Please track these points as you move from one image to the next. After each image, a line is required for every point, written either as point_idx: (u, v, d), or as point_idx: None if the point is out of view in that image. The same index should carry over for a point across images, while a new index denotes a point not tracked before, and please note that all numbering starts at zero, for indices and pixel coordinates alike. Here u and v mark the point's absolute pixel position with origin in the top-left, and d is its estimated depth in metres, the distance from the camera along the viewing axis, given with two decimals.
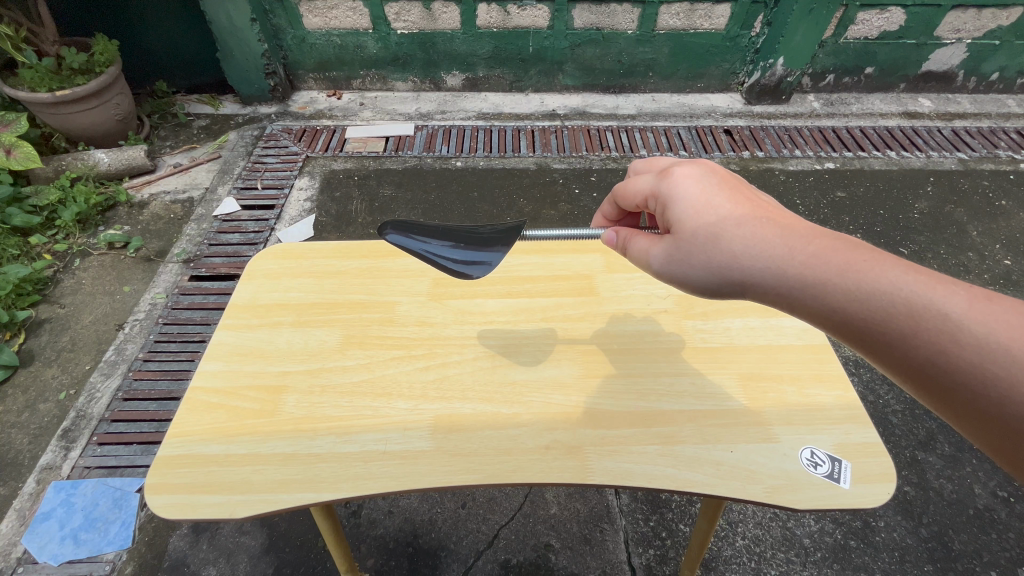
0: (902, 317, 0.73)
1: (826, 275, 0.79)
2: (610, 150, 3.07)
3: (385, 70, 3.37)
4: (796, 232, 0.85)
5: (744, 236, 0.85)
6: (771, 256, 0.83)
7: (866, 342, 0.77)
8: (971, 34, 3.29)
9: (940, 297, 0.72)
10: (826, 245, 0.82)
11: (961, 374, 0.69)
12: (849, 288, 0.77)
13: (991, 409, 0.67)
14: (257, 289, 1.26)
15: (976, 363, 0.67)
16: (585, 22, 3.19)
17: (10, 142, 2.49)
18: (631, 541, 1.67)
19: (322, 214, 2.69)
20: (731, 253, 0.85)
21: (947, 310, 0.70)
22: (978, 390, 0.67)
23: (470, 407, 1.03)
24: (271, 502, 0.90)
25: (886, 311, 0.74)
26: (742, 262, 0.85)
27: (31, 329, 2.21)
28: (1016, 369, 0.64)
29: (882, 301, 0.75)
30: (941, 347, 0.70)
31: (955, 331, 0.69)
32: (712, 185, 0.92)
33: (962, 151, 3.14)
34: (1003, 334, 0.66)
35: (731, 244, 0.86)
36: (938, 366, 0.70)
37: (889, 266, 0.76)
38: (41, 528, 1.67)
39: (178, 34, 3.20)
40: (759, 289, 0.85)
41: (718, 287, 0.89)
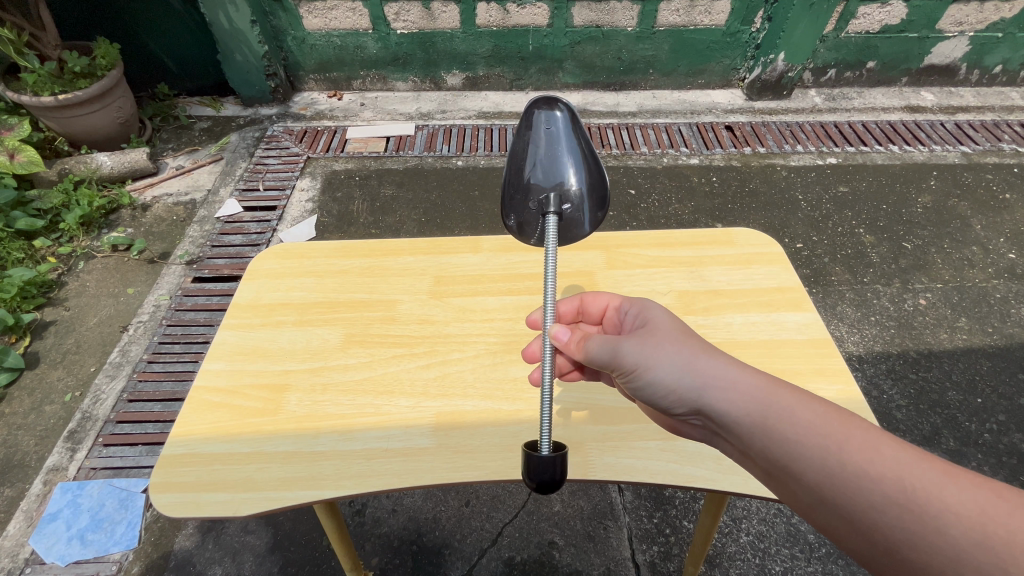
0: (830, 436, 0.73)
1: (767, 388, 0.79)
2: (610, 147, 3.07)
3: (385, 70, 3.38)
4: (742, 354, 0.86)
5: (701, 343, 0.85)
6: (723, 364, 0.83)
7: (795, 457, 0.74)
8: (973, 26, 3.26)
9: (883, 439, 0.70)
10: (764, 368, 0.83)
11: (881, 491, 0.67)
12: (785, 403, 0.77)
13: (913, 535, 0.65)
14: (258, 289, 1.27)
15: (898, 480, 0.67)
16: (584, 19, 3.17)
17: (14, 146, 2.51)
18: (635, 538, 1.67)
19: (324, 214, 2.70)
20: (690, 353, 0.84)
21: (869, 434, 0.71)
22: (898, 508, 0.66)
23: (471, 404, 1.04)
24: (275, 499, 0.90)
25: (832, 445, 0.72)
26: (697, 364, 0.82)
27: (37, 332, 2.22)
28: (930, 490, 0.65)
29: (813, 419, 0.75)
30: (866, 466, 0.69)
31: (876, 454, 0.69)
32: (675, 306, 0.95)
33: (966, 144, 3.12)
34: (943, 482, 0.65)
35: (687, 346, 0.85)
36: (866, 483, 0.69)
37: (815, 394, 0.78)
38: (48, 529, 1.68)
39: (177, 35, 3.20)
40: (713, 400, 0.80)
41: (674, 390, 0.84)
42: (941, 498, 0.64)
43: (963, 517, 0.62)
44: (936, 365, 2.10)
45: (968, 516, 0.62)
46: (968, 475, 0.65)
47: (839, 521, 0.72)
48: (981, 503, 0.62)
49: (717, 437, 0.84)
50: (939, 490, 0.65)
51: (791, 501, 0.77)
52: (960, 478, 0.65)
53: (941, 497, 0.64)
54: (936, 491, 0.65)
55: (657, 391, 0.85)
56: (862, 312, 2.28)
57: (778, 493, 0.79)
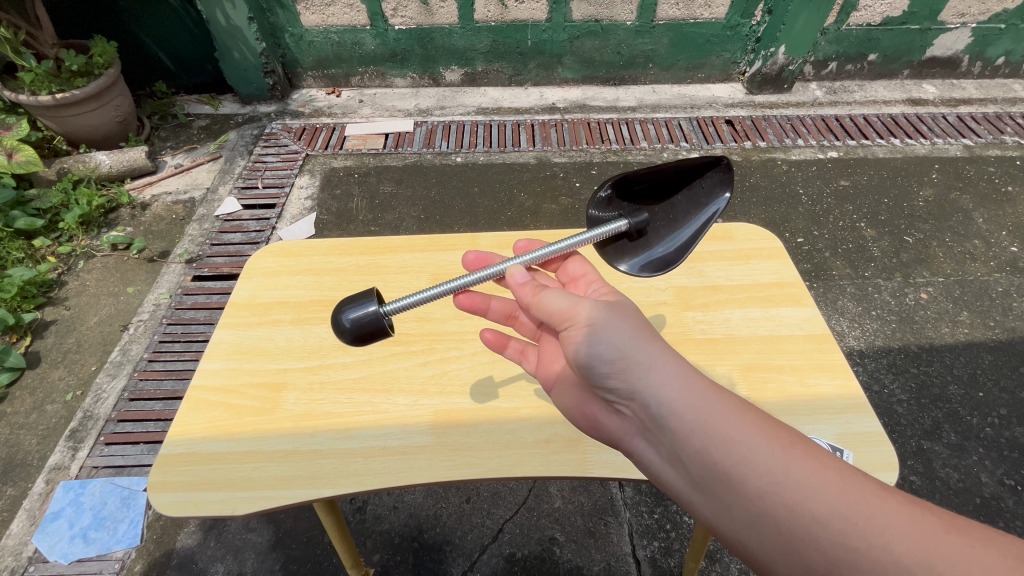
0: (775, 442, 0.69)
1: (713, 389, 0.75)
2: (610, 143, 3.05)
3: (384, 66, 3.36)
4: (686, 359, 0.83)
5: (653, 333, 0.81)
6: (673, 357, 0.78)
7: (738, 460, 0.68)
8: (975, 18, 3.23)
9: (824, 454, 0.69)
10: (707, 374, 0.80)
11: (822, 503, 0.64)
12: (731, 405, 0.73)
13: (854, 551, 0.61)
14: (256, 287, 1.27)
15: (838, 492, 0.64)
16: (584, 14, 3.15)
17: (12, 146, 2.50)
18: (635, 534, 1.67)
19: (323, 212, 2.69)
20: (643, 337, 0.80)
21: (810, 447, 0.69)
22: (838, 520, 0.63)
23: (470, 402, 1.03)
24: (273, 498, 0.90)
25: (776, 448, 0.68)
26: (649, 350, 0.78)
27: (37, 331, 2.23)
28: (870, 502, 0.63)
29: (760, 424, 0.71)
30: (809, 475, 0.66)
31: (819, 465, 0.67)
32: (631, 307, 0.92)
33: (968, 137, 3.10)
34: (882, 499, 0.64)
35: (642, 332, 0.80)
36: (807, 493, 0.65)
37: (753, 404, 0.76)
38: (51, 528, 1.68)
39: (174, 33, 3.18)
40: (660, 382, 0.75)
41: (620, 369, 0.77)
42: (881, 514, 0.62)
43: (902, 534, 0.60)
44: (938, 359, 2.09)
45: (908, 535, 0.60)
46: (902, 495, 0.65)
47: (769, 538, 0.66)
48: (919, 520, 0.61)
49: (647, 435, 0.77)
50: (881, 506, 0.63)
51: (718, 519, 0.70)
52: (893, 497, 0.64)
53: (881, 511, 0.63)
54: (875, 508, 0.63)
55: (601, 368, 0.79)
56: (863, 307, 2.27)
57: (703, 508, 0.72)
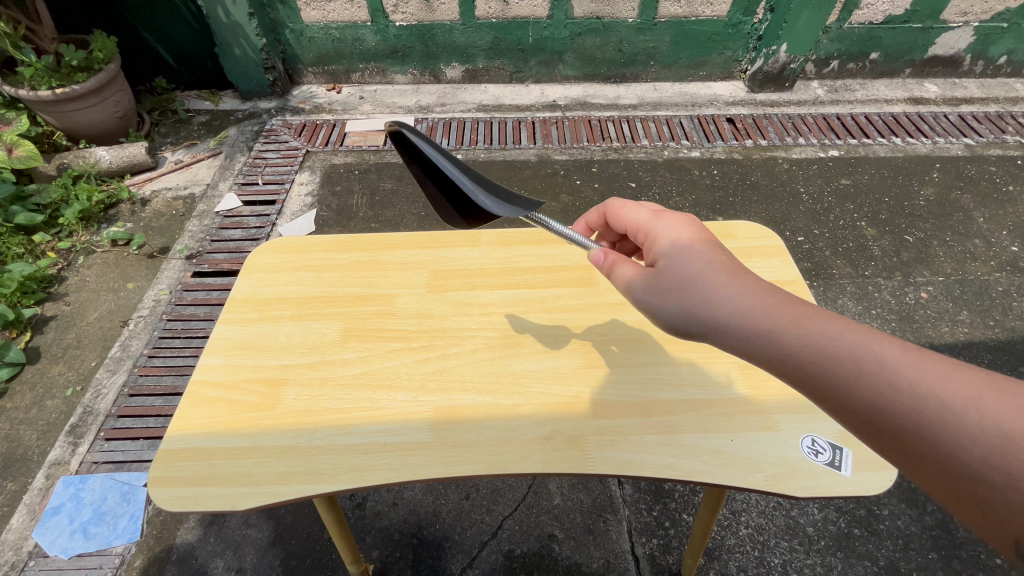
0: (854, 358, 0.71)
1: (789, 322, 0.77)
2: (611, 141, 3.05)
3: (384, 63, 3.36)
4: (764, 285, 0.83)
5: (716, 280, 0.83)
6: (735, 304, 0.81)
7: (812, 392, 0.75)
8: (978, 16, 3.22)
9: (910, 358, 0.68)
10: (786, 300, 0.81)
11: (896, 418, 0.67)
12: (801, 338, 0.76)
13: (943, 453, 0.63)
14: (256, 283, 1.27)
15: (913, 406, 0.66)
16: (585, 11, 3.14)
17: (12, 141, 2.49)
18: (634, 531, 1.67)
19: (324, 209, 2.69)
20: (706, 286, 0.83)
21: (895, 353, 0.69)
22: (915, 432, 0.65)
23: (470, 399, 1.03)
24: (273, 494, 0.90)
25: (854, 365, 0.71)
26: (710, 307, 0.82)
27: (37, 326, 2.23)
28: (950, 411, 0.63)
29: (836, 344, 0.73)
30: (882, 393, 0.68)
31: (903, 374, 0.67)
32: (699, 237, 0.90)
33: (969, 137, 3.09)
34: (975, 396, 0.62)
35: (704, 279, 0.83)
36: (881, 413, 0.68)
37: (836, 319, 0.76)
38: (51, 523, 1.69)
39: (174, 28, 3.16)
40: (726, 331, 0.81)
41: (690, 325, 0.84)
42: (974, 413, 0.62)
43: (991, 430, 0.60)
44: None
45: (999, 429, 0.60)
46: (1002, 388, 0.62)
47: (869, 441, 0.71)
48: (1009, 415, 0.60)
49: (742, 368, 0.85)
50: (961, 414, 0.62)
51: None
52: (989, 394, 0.62)
53: (961, 417, 0.62)
54: (966, 407, 0.62)
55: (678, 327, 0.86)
56: (863, 306, 2.27)
57: None
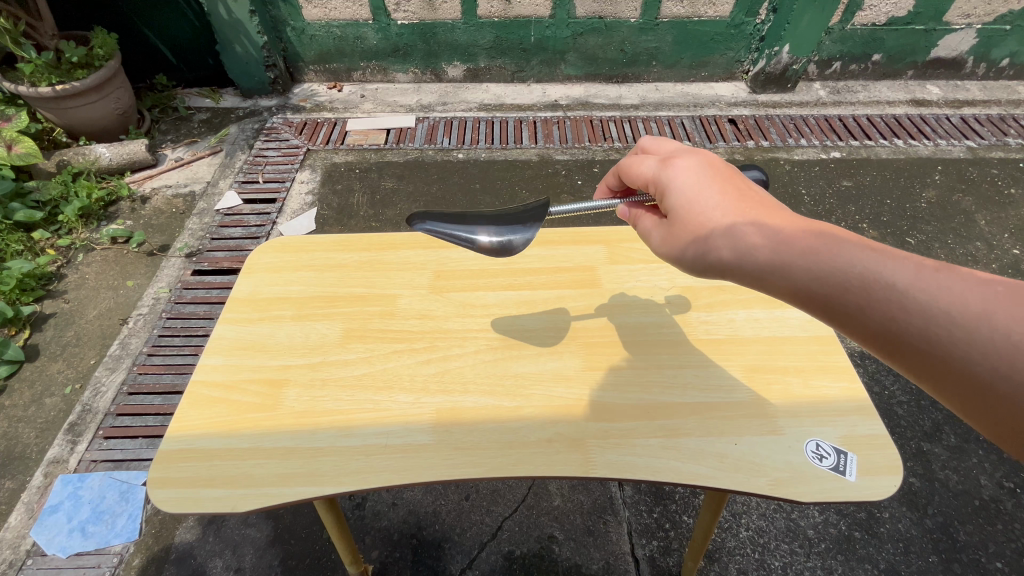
0: (865, 284, 0.70)
1: (798, 255, 0.76)
2: (612, 141, 3.05)
3: (386, 61, 3.35)
4: (774, 218, 0.81)
5: (723, 221, 0.82)
6: (744, 243, 0.80)
7: (826, 320, 0.75)
8: (981, 18, 3.21)
9: (923, 279, 0.67)
10: (796, 230, 0.79)
11: (909, 338, 0.67)
12: (811, 267, 0.75)
13: (957, 371, 0.63)
14: (257, 282, 1.26)
15: (924, 325, 0.65)
16: (587, 10, 3.13)
17: (11, 137, 2.48)
18: (634, 533, 1.67)
19: (324, 207, 2.68)
20: (714, 232, 0.82)
21: (907, 273, 0.68)
22: (930, 354, 0.65)
23: (472, 401, 1.03)
24: (274, 495, 0.90)
25: (865, 290, 0.70)
26: (719, 250, 0.82)
27: (36, 324, 2.22)
28: (962, 325, 0.62)
29: (847, 269, 0.72)
30: (894, 314, 0.68)
31: (916, 295, 0.66)
32: (706, 175, 0.87)
33: (971, 139, 3.09)
34: (992, 310, 0.61)
35: (712, 225, 0.82)
36: (893, 334, 0.68)
37: (848, 243, 0.74)
38: (49, 521, 1.68)
39: (174, 24, 3.15)
40: (738, 273, 0.81)
41: (703, 270, 0.85)
42: (990, 328, 0.61)
43: (1006, 346, 0.59)
44: None
45: (1013, 343, 0.59)
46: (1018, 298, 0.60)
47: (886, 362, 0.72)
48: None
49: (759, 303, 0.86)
50: (975, 332, 0.62)
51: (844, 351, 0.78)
52: (1006, 307, 0.60)
53: (973, 330, 0.62)
54: (980, 323, 0.61)
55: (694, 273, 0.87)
56: None
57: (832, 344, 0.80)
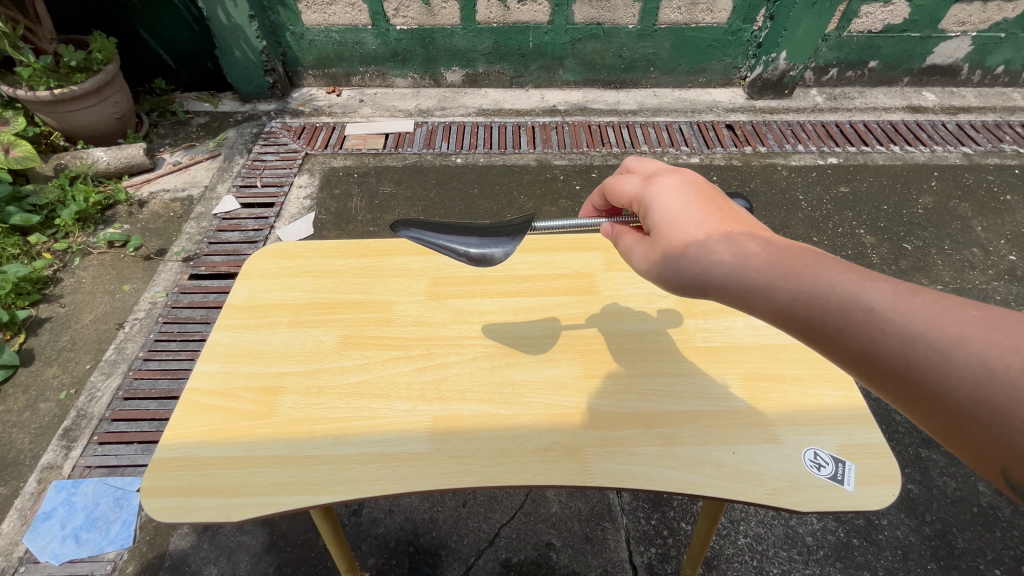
0: (844, 306, 0.71)
1: (779, 276, 0.77)
2: (611, 146, 3.05)
3: (385, 66, 3.35)
4: (756, 241, 0.83)
5: (706, 240, 0.83)
6: (726, 262, 0.81)
7: (807, 342, 0.75)
8: (976, 26, 3.24)
9: (901, 301, 0.67)
10: (778, 253, 0.80)
11: (888, 361, 0.67)
12: (793, 289, 0.75)
13: (936, 396, 0.63)
14: (254, 288, 1.25)
15: (903, 349, 0.65)
16: (585, 16, 3.15)
17: (9, 141, 2.48)
18: (632, 540, 1.66)
19: (322, 212, 2.68)
20: (697, 250, 0.83)
21: (885, 296, 0.68)
22: (909, 377, 0.65)
23: (469, 408, 1.02)
24: (268, 505, 0.89)
25: (845, 312, 0.70)
26: (702, 269, 0.83)
27: (31, 328, 2.20)
28: (941, 350, 0.62)
29: (827, 291, 0.73)
30: (874, 338, 0.68)
31: (893, 318, 0.67)
32: (688, 194, 0.89)
33: (967, 145, 3.11)
34: (968, 335, 0.61)
35: (695, 243, 0.84)
36: (873, 358, 0.68)
37: (827, 265, 0.75)
38: (42, 527, 1.67)
39: (173, 29, 3.15)
40: (721, 292, 0.82)
41: (687, 289, 0.85)
42: (964, 354, 0.61)
43: (982, 371, 0.59)
44: None
45: (989, 369, 0.59)
46: (993, 324, 0.61)
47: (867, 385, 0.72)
48: (1001, 356, 0.59)
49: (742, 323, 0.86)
50: (952, 356, 0.62)
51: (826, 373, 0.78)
52: (981, 333, 0.61)
53: (951, 355, 0.62)
54: (957, 348, 0.61)
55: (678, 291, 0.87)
56: None
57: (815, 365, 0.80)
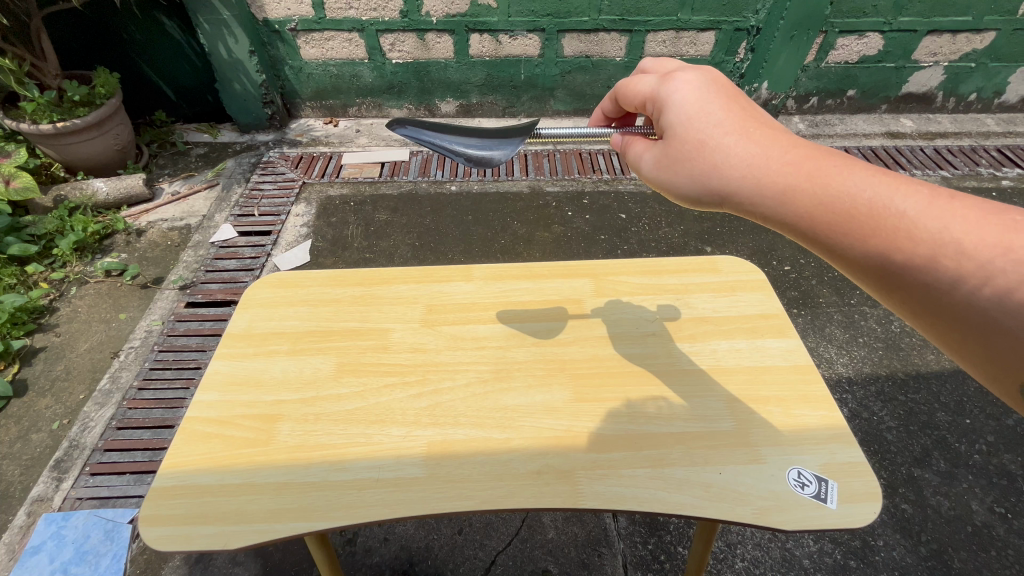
0: (873, 213, 0.73)
1: (804, 179, 0.79)
2: (601, 173, 3.15)
3: (381, 98, 3.46)
4: (779, 141, 0.84)
5: (725, 138, 0.86)
6: (745, 161, 0.84)
7: (831, 249, 0.78)
8: (947, 56, 3.39)
9: (933, 210, 0.69)
10: (803, 155, 0.82)
11: (913, 268, 0.69)
12: (817, 193, 0.78)
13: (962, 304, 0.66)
14: (252, 317, 1.28)
15: (926, 254, 0.68)
16: (574, 50, 3.27)
17: (10, 173, 2.52)
18: (629, 566, 1.65)
19: (319, 239, 2.72)
20: (714, 152, 0.86)
21: (918, 203, 0.70)
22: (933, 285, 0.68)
23: (463, 433, 1.05)
24: (265, 531, 0.90)
25: (873, 219, 0.73)
26: (719, 168, 0.85)
27: (25, 358, 2.21)
28: (963, 256, 0.65)
29: (857, 197, 0.75)
30: (898, 242, 0.70)
31: (924, 225, 0.69)
32: (709, 93, 0.90)
33: (945, 169, 3.22)
34: (1002, 243, 0.63)
35: (713, 145, 0.86)
36: (895, 263, 0.71)
37: (856, 171, 0.76)
38: (30, 562, 1.64)
39: (174, 63, 3.25)
40: (737, 200, 0.85)
41: (702, 198, 0.89)
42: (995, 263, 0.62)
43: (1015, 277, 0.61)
44: (924, 386, 2.13)
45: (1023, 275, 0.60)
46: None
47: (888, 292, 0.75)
48: None
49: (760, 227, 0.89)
50: (982, 264, 0.63)
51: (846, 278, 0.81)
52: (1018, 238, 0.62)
53: (974, 259, 0.64)
54: (989, 256, 0.63)
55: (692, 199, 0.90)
56: (850, 334, 2.32)
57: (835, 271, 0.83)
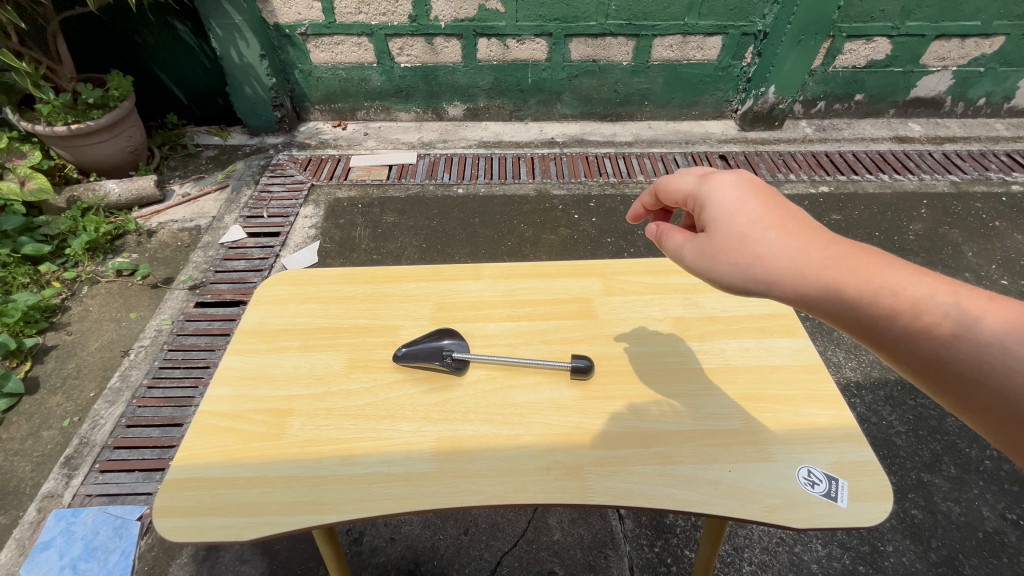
0: (921, 313, 0.72)
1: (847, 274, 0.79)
2: (607, 176, 3.15)
3: (388, 101, 3.48)
4: (818, 236, 0.84)
5: (766, 232, 0.86)
6: (788, 255, 0.83)
7: (882, 344, 0.76)
8: (955, 61, 3.38)
9: (981, 312, 0.68)
10: (844, 247, 0.81)
11: (971, 370, 0.68)
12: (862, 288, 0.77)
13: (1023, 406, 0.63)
14: (264, 314, 1.30)
15: (983, 356, 0.66)
16: (581, 54, 3.29)
17: (25, 173, 2.57)
18: (636, 568, 1.65)
19: (327, 240, 2.75)
20: (757, 245, 0.85)
21: (965, 303, 0.69)
22: (991, 387, 0.66)
23: (472, 429, 1.05)
24: (277, 524, 0.91)
25: (923, 317, 0.71)
26: (762, 260, 0.84)
27: (37, 356, 2.23)
28: (1014, 358, 0.64)
29: (902, 293, 0.74)
30: (951, 343, 0.69)
31: (972, 324, 0.68)
32: (744, 187, 0.93)
33: (954, 174, 3.20)
34: None
35: (754, 238, 0.86)
36: (951, 362, 0.69)
37: (897, 266, 0.76)
38: (40, 558, 1.65)
39: (186, 67, 3.29)
40: (782, 290, 0.83)
41: (745, 287, 0.87)
42: None
43: None
44: None
45: None
46: None
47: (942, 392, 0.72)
48: None
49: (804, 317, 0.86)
50: None
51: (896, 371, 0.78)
52: None
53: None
54: None
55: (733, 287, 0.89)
56: None
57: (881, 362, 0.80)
